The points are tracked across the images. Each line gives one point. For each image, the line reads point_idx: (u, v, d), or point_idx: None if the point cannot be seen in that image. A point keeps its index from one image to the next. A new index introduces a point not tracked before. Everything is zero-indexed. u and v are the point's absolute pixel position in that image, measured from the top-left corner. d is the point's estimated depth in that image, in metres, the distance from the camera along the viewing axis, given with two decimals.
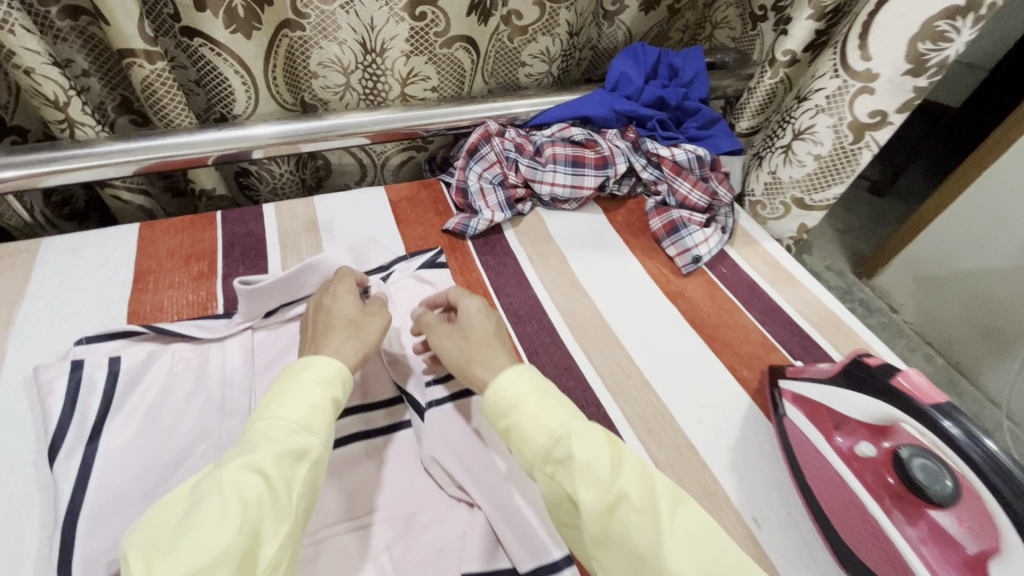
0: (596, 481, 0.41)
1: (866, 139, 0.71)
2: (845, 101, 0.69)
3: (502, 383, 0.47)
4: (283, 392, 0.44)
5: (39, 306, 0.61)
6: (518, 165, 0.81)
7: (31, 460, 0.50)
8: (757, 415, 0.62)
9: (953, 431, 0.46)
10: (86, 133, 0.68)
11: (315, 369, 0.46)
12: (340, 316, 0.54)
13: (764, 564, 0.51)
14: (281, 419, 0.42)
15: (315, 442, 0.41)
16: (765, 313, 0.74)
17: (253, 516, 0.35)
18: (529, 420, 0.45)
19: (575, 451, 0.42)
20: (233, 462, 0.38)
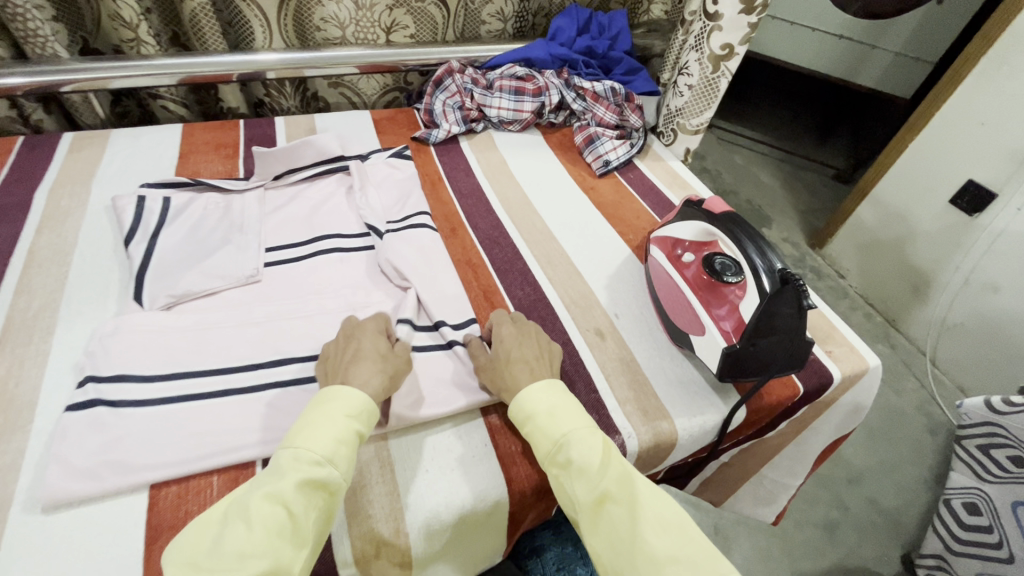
0: (587, 480, 0.50)
1: (721, 68, 0.97)
2: (705, 39, 0.95)
3: (527, 396, 0.56)
4: (314, 421, 0.49)
5: (114, 167, 0.85)
6: (473, 94, 1.04)
7: (111, 248, 0.73)
8: (633, 259, 0.84)
9: (755, 258, 0.62)
10: (148, 51, 0.92)
11: (341, 401, 0.51)
12: (371, 350, 0.59)
13: (615, 337, 0.72)
14: (306, 451, 0.47)
15: (336, 475, 0.47)
16: (657, 203, 0.95)
17: (277, 546, 0.42)
18: (539, 430, 0.54)
19: (573, 457, 0.51)
20: (261, 492, 0.44)
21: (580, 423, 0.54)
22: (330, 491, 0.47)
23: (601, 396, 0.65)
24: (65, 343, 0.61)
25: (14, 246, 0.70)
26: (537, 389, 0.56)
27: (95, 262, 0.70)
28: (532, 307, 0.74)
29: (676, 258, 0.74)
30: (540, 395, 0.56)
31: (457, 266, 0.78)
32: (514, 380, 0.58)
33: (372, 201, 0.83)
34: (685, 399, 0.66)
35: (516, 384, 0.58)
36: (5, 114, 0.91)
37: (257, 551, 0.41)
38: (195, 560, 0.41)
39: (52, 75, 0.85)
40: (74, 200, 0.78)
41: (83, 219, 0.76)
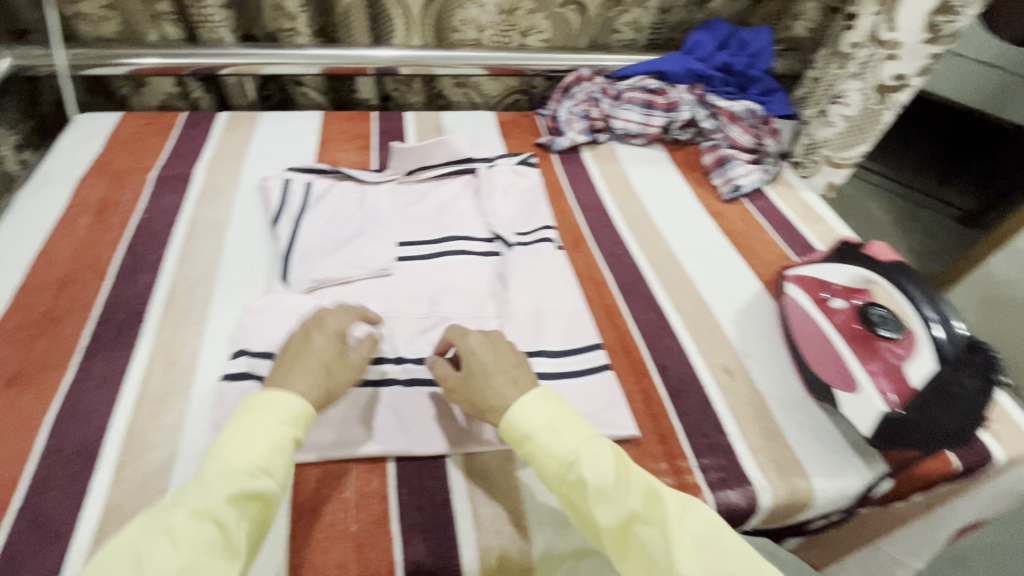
0: (608, 501, 0.46)
1: (888, 100, 0.94)
2: (873, 67, 0.91)
3: (520, 412, 0.50)
4: (245, 427, 0.45)
5: (262, 147, 0.90)
6: (601, 104, 1.02)
7: (259, 227, 0.77)
8: (764, 295, 0.79)
9: (931, 317, 0.60)
10: (301, 41, 0.97)
11: (278, 406, 0.47)
12: (317, 358, 0.52)
13: (745, 377, 0.68)
14: (240, 461, 0.43)
15: (273, 484, 0.44)
16: (790, 237, 0.90)
17: (200, 565, 0.37)
18: (543, 450, 0.49)
19: (587, 476, 0.46)
20: (184, 509, 0.39)
21: (584, 435, 0.49)
22: (265, 502, 0.43)
23: (731, 440, 0.61)
24: (220, 313, 0.65)
25: (178, 217, 0.76)
26: (529, 404, 0.50)
27: (246, 239, 0.75)
28: (657, 335, 0.71)
29: (822, 300, 0.69)
30: (534, 409, 0.50)
31: (582, 283, 0.76)
32: (500, 400, 0.52)
33: (498, 210, 0.83)
34: (825, 457, 0.61)
35: (504, 403, 0.52)
36: (170, 91, 1.00)
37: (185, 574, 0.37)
38: None
39: (217, 58, 0.92)
40: (228, 176, 0.84)
41: (235, 196, 0.81)
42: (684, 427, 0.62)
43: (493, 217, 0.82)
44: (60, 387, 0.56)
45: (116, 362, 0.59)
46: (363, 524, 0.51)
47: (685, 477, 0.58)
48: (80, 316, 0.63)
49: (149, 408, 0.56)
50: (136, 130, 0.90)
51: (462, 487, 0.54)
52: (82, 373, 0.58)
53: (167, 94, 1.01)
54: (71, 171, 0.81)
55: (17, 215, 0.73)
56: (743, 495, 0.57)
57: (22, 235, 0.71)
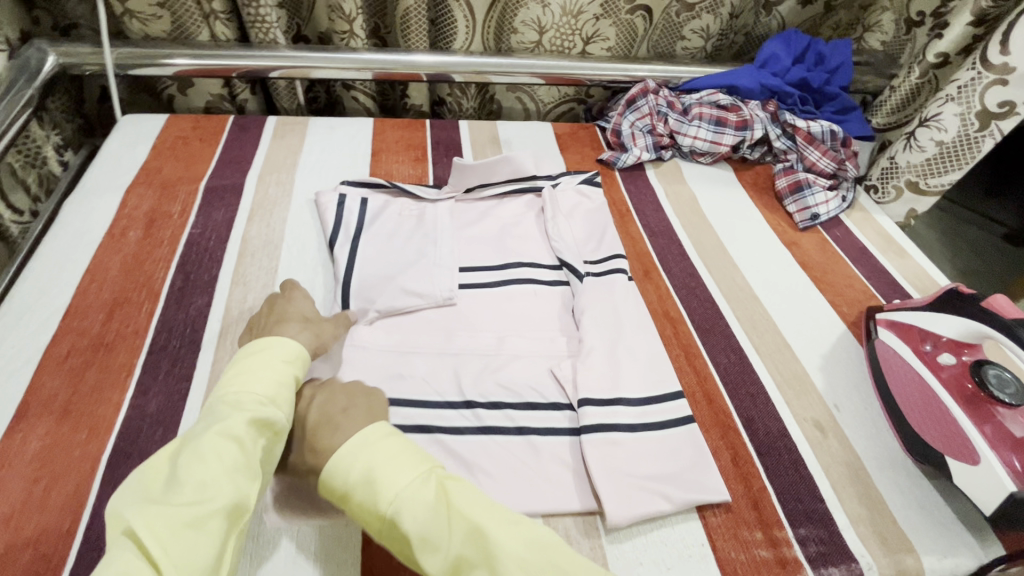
0: (431, 551, 0.40)
1: (991, 127, 0.82)
2: (976, 91, 0.81)
3: (337, 465, 0.44)
4: (252, 367, 0.47)
5: (313, 158, 0.85)
6: (668, 119, 0.96)
7: (315, 248, 0.73)
8: (850, 338, 0.73)
9: None
10: (356, 44, 0.92)
11: (274, 349, 0.50)
12: (297, 313, 0.57)
13: (838, 433, 0.62)
14: (250, 394, 0.45)
15: (282, 415, 0.45)
16: (872, 273, 0.84)
17: (230, 479, 0.40)
18: (364, 500, 0.42)
19: (403, 528, 0.40)
20: (210, 430, 0.41)
21: (405, 475, 0.42)
22: (275, 432, 0.45)
23: (829, 507, 0.56)
24: None
25: (230, 233, 0.72)
26: (347, 452, 0.44)
27: (301, 260, 0.71)
28: (740, 381, 0.66)
29: (926, 354, 0.65)
30: (348, 459, 0.44)
31: (655, 318, 0.71)
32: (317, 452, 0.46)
33: (565, 233, 0.77)
34: (933, 531, 0.55)
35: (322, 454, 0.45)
36: (217, 92, 0.95)
37: (218, 485, 0.39)
38: (149, 496, 0.38)
39: (269, 61, 0.87)
40: (280, 188, 0.80)
41: (288, 212, 0.77)
42: (776, 491, 0.57)
43: (560, 242, 0.76)
44: (114, 423, 0.53)
45: (171, 396, 0.55)
46: None
47: (783, 549, 0.52)
48: (133, 343, 0.59)
49: None
50: (183, 134, 0.86)
51: None
52: (136, 408, 0.54)
53: (213, 95, 0.96)
54: (118, 178, 0.77)
55: (64, 226, 0.70)
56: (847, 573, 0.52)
57: (70, 249, 0.67)
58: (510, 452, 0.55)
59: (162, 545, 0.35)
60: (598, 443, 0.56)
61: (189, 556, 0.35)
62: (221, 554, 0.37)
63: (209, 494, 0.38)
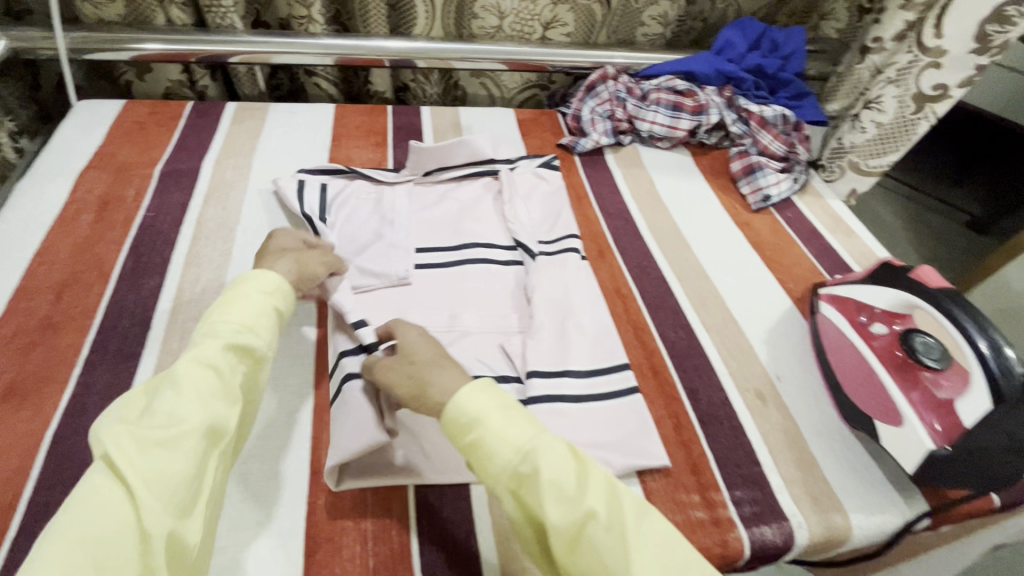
0: (562, 498, 0.43)
1: (926, 110, 0.86)
2: (913, 73, 0.84)
3: (463, 397, 0.47)
4: (234, 298, 0.50)
5: (272, 143, 0.86)
6: (626, 104, 0.98)
7: (270, 230, 0.73)
8: (795, 314, 0.76)
9: (986, 350, 0.54)
10: (315, 30, 0.91)
11: (257, 282, 0.52)
12: (282, 249, 0.61)
13: (778, 403, 0.65)
14: (229, 323, 0.48)
15: (260, 342, 0.49)
16: (820, 251, 0.86)
17: (207, 402, 0.43)
18: (495, 438, 0.45)
19: (543, 470, 0.43)
20: (188, 358, 0.45)
21: (540, 429, 0.47)
22: (254, 358, 0.49)
23: (765, 471, 0.58)
24: None
25: (184, 216, 0.72)
26: (474, 388, 0.48)
27: (257, 242, 0.71)
28: (686, 355, 0.68)
29: (861, 325, 0.67)
30: (481, 395, 0.47)
31: (607, 295, 0.73)
32: (438, 383, 0.49)
33: (520, 215, 0.79)
34: (863, 491, 0.58)
35: (444, 387, 0.49)
36: (177, 78, 0.94)
37: (193, 408, 0.42)
38: (129, 420, 0.42)
39: (227, 46, 0.87)
40: (237, 173, 0.80)
41: (244, 195, 0.77)
42: (716, 456, 0.59)
43: (516, 222, 0.77)
44: (60, 401, 0.53)
45: (119, 374, 0.56)
46: (381, 557, 0.48)
47: (719, 510, 0.55)
48: (82, 323, 0.59)
49: None
50: (140, 119, 0.86)
51: (486, 520, 0.51)
52: (83, 387, 0.54)
53: (172, 81, 0.95)
54: (70, 162, 0.77)
55: (13, 210, 0.69)
56: (778, 532, 0.54)
57: (19, 232, 0.67)
58: None
59: (136, 462, 0.39)
60: (542, 414, 0.58)
61: (161, 471, 0.39)
62: (197, 470, 0.41)
63: (180, 419, 0.42)
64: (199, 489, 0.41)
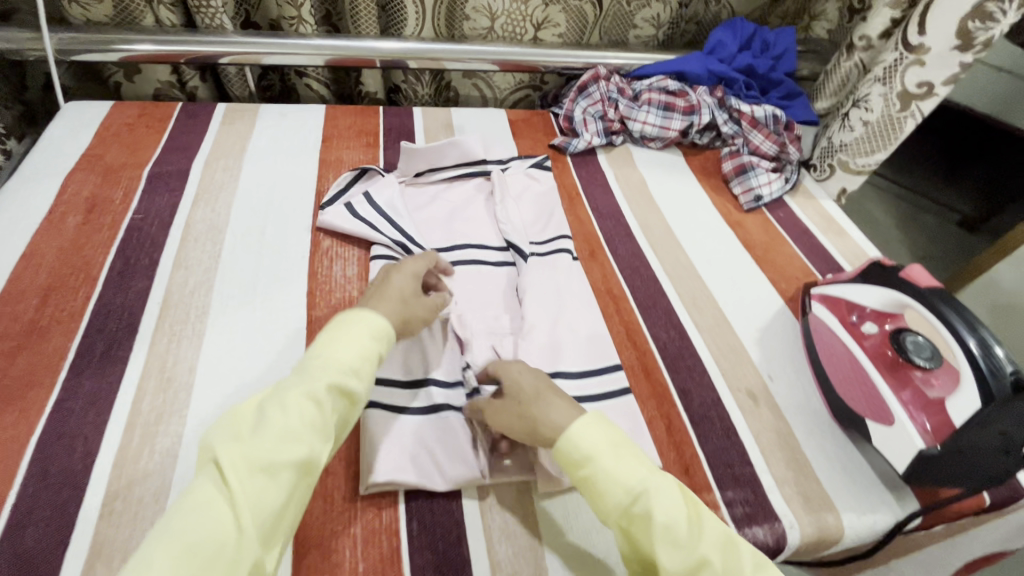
0: (675, 544, 0.45)
1: (911, 108, 0.86)
2: (899, 71, 0.84)
3: (578, 436, 0.49)
4: (342, 334, 0.50)
5: (262, 144, 0.85)
6: (618, 104, 0.98)
7: (260, 232, 0.73)
8: (786, 314, 0.76)
9: (974, 348, 0.55)
10: (305, 30, 0.91)
11: (368, 320, 0.51)
12: (396, 290, 0.57)
13: (769, 402, 0.65)
14: (337, 362, 0.48)
15: (361, 385, 0.48)
16: (811, 252, 0.87)
17: (305, 437, 0.44)
18: (608, 478, 0.47)
19: (656, 512, 0.45)
20: (297, 389, 0.45)
21: (651, 469, 0.48)
22: (352, 400, 0.48)
23: (757, 471, 0.58)
24: (217, 327, 0.61)
25: (173, 218, 0.72)
26: (587, 427, 0.49)
27: (246, 244, 0.71)
28: (678, 355, 0.68)
29: (852, 324, 0.67)
30: (593, 433, 0.49)
31: (599, 296, 0.73)
32: (550, 422, 0.50)
33: (512, 215, 0.78)
34: (854, 491, 0.58)
35: (556, 425, 0.50)
36: (166, 79, 0.93)
37: (294, 443, 0.43)
38: (237, 435, 0.43)
39: (217, 47, 0.86)
40: (226, 174, 0.79)
41: (234, 196, 0.76)
42: (708, 457, 0.59)
43: (508, 223, 0.77)
44: (45, 406, 0.52)
45: (106, 378, 0.55)
46: (371, 564, 0.47)
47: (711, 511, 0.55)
48: (69, 327, 0.59)
49: (141, 432, 0.52)
50: (129, 121, 0.85)
51: (477, 524, 0.51)
52: (69, 391, 0.54)
53: (162, 82, 0.94)
54: (58, 164, 0.76)
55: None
56: (770, 533, 0.54)
57: (5, 235, 0.66)
58: (451, 427, 0.56)
59: (236, 486, 0.40)
60: None
61: (259, 502, 0.40)
62: (286, 502, 0.42)
63: (283, 449, 0.42)
64: (284, 519, 0.42)
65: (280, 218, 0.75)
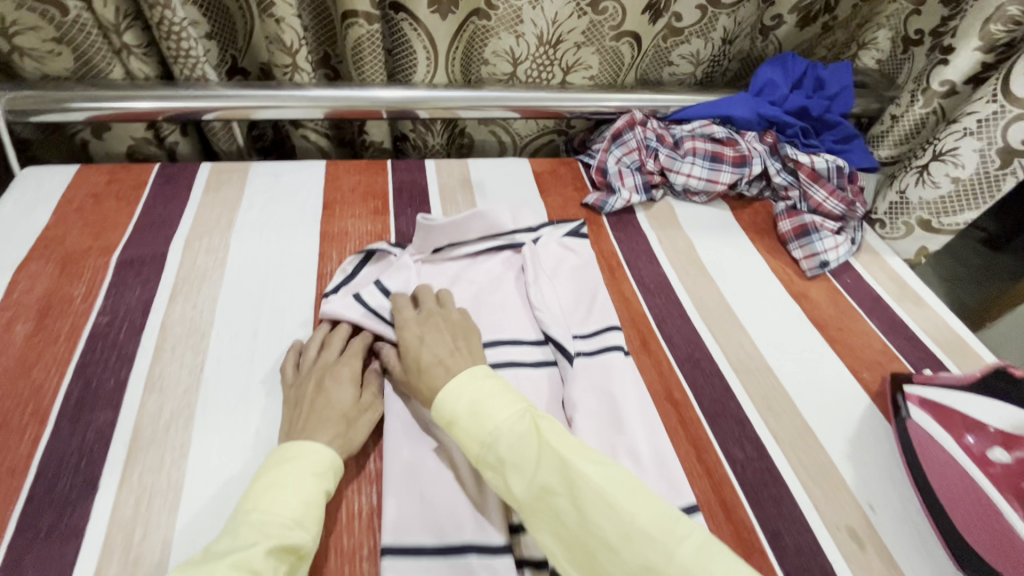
0: (521, 472, 0.44)
1: (1013, 165, 0.76)
2: (998, 126, 0.75)
3: (442, 401, 0.49)
4: (280, 482, 0.44)
5: (252, 215, 0.73)
6: (658, 154, 0.86)
7: (250, 332, 0.60)
8: (875, 414, 0.65)
9: None
10: (301, 78, 0.79)
11: (311, 458, 0.46)
12: (336, 408, 0.52)
13: (876, 544, 0.53)
14: (276, 516, 0.42)
15: (308, 538, 0.42)
16: (889, 326, 0.75)
17: None
18: (465, 430, 0.47)
19: (502, 456, 0.45)
20: (228, 560, 0.38)
21: (506, 411, 0.47)
22: (299, 556, 0.42)
23: None
24: (196, 474, 0.49)
25: (145, 320, 0.59)
26: (449, 391, 0.49)
27: (233, 350, 0.59)
28: (759, 483, 0.56)
29: (971, 447, 0.57)
30: (458, 393, 0.49)
31: (660, 407, 0.61)
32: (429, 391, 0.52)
33: (548, 301, 0.66)
34: None
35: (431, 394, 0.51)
36: (141, 136, 0.81)
37: None
38: None
39: (200, 102, 0.75)
40: (210, 256, 0.67)
41: (220, 285, 0.64)
42: None
43: (544, 311, 0.65)
44: None
45: (54, 563, 0.43)
46: None
47: None
48: (9, 487, 0.46)
49: None
50: (96, 190, 0.72)
51: None
52: None
53: (136, 139, 0.82)
54: (8, 252, 0.63)
55: None
56: None
57: None
58: None
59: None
60: None
61: None
62: None
63: None
64: None
65: (275, 313, 0.63)
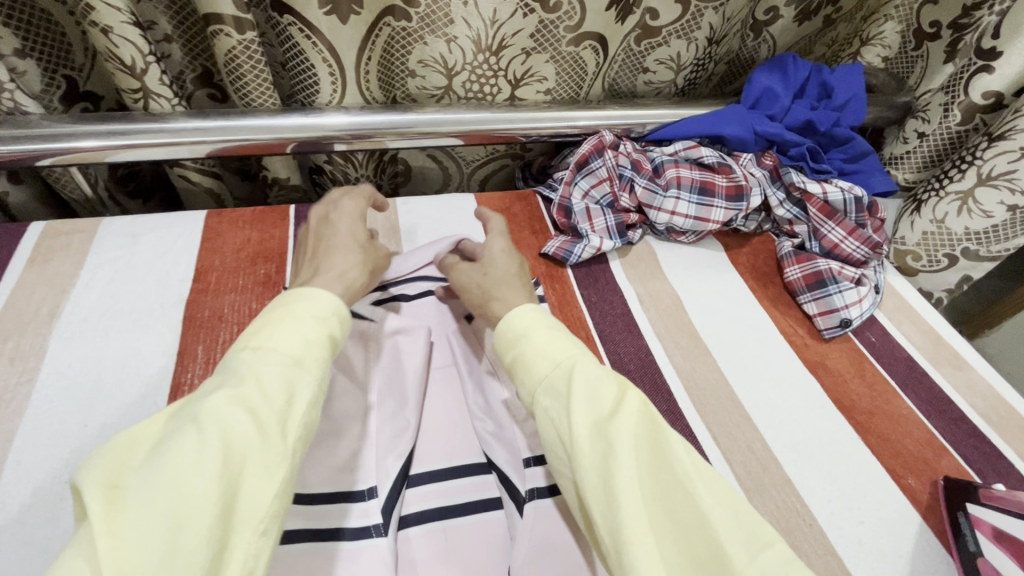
0: (591, 406, 0.38)
1: None
2: None
3: (518, 314, 0.45)
4: (276, 317, 0.38)
5: (89, 299, 0.54)
6: (634, 187, 0.69)
7: (55, 492, 0.42)
8: (931, 541, 0.49)
9: None
10: (161, 106, 0.60)
11: (313, 295, 0.40)
12: (347, 237, 0.49)
13: None
14: (278, 350, 0.36)
15: (313, 380, 0.36)
16: (930, 402, 0.60)
17: (235, 459, 0.30)
18: (534, 352, 0.42)
19: (577, 381, 0.39)
20: (219, 394, 0.32)
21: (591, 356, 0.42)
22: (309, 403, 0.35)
23: None
24: None
25: None
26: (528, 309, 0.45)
27: (23, 526, 0.40)
28: None
29: None
30: (531, 314, 0.44)
31: None
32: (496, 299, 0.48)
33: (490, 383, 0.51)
34: None
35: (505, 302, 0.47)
36: None
37: (212, 470, 0.29)
38: (120, 472, 0.28)
39: (8, 146, 0.54)
40: (12, 369, 0.48)
41: (21, 416, 0.45)
42: None
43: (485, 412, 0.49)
44: None
45: None
46: None
47: None
48: None
49: None
50: None
51: None
52: None
53: None
54: None
55: None
56: None
57: None
58: None
59: (124, 553, 0.25)
60: None
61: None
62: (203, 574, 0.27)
63: (190, 490, 0.28)
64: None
65: None
